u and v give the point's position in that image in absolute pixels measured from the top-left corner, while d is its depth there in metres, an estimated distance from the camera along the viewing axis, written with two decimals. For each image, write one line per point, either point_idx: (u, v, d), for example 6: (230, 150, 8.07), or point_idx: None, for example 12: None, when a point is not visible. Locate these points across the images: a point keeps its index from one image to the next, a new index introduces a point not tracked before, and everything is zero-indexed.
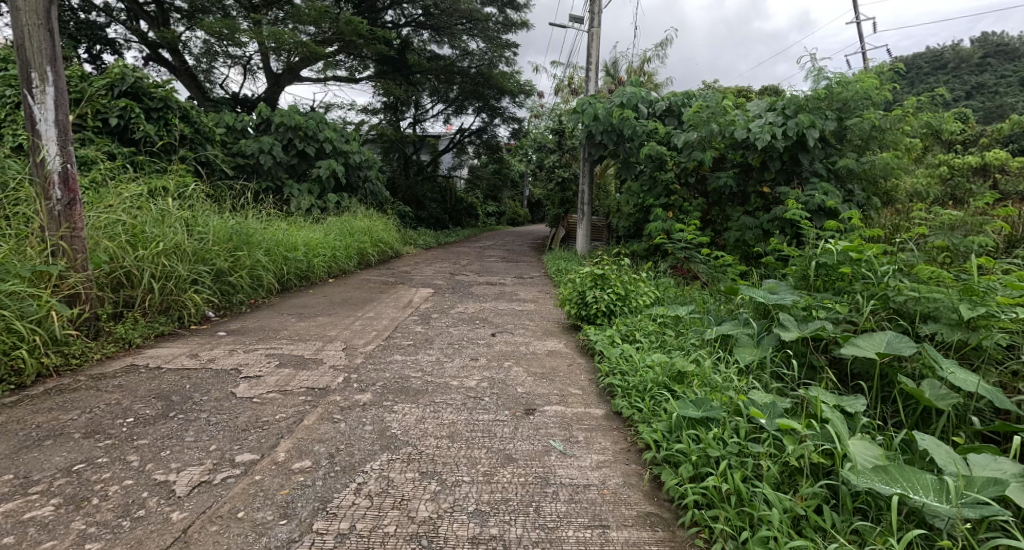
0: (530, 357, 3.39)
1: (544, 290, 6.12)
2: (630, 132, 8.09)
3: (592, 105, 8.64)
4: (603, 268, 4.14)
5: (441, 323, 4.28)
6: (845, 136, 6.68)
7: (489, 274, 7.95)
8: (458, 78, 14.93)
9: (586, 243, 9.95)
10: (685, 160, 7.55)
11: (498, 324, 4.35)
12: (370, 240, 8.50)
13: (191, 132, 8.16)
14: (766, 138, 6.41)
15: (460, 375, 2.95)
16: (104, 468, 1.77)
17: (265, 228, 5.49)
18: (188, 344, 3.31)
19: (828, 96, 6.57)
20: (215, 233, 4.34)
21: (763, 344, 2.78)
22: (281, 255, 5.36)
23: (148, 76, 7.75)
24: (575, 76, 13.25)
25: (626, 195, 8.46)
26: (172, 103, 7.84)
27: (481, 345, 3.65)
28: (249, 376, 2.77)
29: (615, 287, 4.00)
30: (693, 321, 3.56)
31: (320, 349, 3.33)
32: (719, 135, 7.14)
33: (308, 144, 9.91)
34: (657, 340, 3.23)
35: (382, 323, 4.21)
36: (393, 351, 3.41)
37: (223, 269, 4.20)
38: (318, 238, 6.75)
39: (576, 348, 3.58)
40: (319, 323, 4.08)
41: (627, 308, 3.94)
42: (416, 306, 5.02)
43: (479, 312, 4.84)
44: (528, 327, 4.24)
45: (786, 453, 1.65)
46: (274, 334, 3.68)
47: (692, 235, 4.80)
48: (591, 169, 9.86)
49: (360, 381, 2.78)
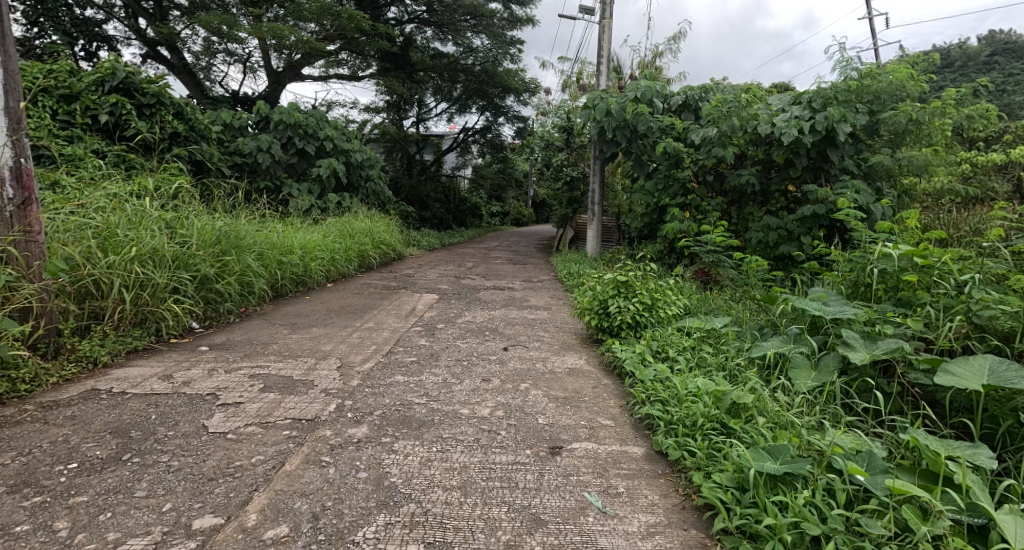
0: (548, 377, 3.00)
1: (556, 296, 5.74)
2: (645, 128, 7.69)
3: (604, 100, 8.17)
4: (626, 274, 3.76)
5: (447, 336, 3.90)
6: (876, 131, 6.28)
7: (497, 278, 7.58)
8: (462, 76, 14.57)
9: (596, 245, 9.56)
10: (704, 158, 7.16)
11: (510, 336, 3.97)
12: (371, 241, 8.13)
13: (186, 129, 7.81)
14: (794, 133, 6.00)
15: (470, 401, 2.56)
16: (22, 541, 1.42)
17: (259, 231, 5.12)
18: (163, 362, 2.93)
19: (857, 88, 6.18)
20: (202, 235, 3.99)
21: (823, 367, 2.41)
22: (274, 260, 4.99)
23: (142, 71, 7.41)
24: (582, 71, 12.87)
25: (639, 195, 8.06)
26: (166, 99, 7.49)
27: (492, 361, 3.27)
28: (227, 403, 2.38)
29: (642, 296, 3.62)
30: (732, 335, 3.18)
31: (312, 368, 2.95)
32: (740, 130, 6.76)
33: (308, 143, 9.55)
34: (695, 360, 2.85)
35: (383, 335, 3.83)
36: (393, 369, 3.03)
37: (208, 276, 3.83)
38: (316, 241, 6.38)
39: (599, 365, 3.19)
40: (315, 336, 3.71)
41: (654, 320, 3.57)
42: (419, 315, 4.64)
43: (487, 322, 4.45)
44: (543, 340, 3.85)
45: (917, 536, 1.34)
46: (262, 349, 3.30)
47: (721, 238, 4.41)
48: (602, 167, 9.48)
49: (355, 409, 2.40)
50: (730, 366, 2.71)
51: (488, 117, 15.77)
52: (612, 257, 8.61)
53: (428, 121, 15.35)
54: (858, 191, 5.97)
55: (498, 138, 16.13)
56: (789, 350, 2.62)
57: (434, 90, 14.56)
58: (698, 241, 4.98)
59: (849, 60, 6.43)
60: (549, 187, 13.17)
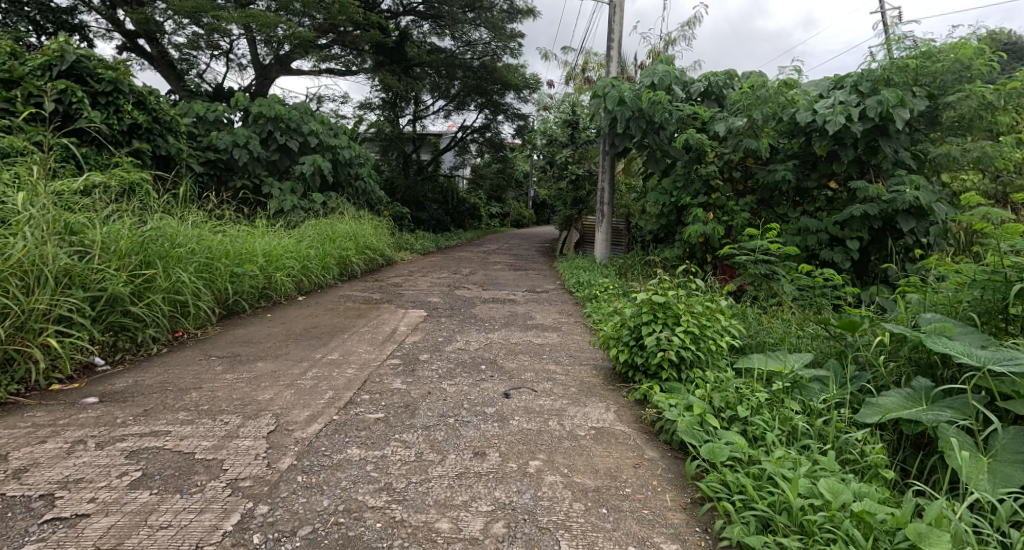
0: (567, 447, 2.12)
1: (566, 315, 4.83)
2: (664, 118, 6.83)
3: (617, 87, 7.26)
4: (665, 294, 2.88)
5: (429, 373, 3.01)
6: (935, 118, 5.43)
7: (497, 287, 6.68)
8: (460, 72, 13.64)
9: (605, 249, 8.69)
10: (730, 151, 6.30)
11: (512, 373, 3.07)
12: (354, 246, 7.21)
13: (149, 121, 6.90)
14: (840, 120, 5.18)
15: (453, 502, 1.68)
16: None
17: (207, 236, 4.25)
18: (14, 425, 2.06)
19: (913, 67, 5.33)
20: (114, 244, 3.12)
21: (1004, 453, 1.64)
22: (224, 271, 4.10)
23: (99, 56, 6.51)
24: (587, 62, 11.96)
25: (655, 194, 7.19)
26: (125, 87, 6.54)
27: (488, 418, 2.39)
28: (66, 516, 1.51)
29: (686, 325, 2.76)
30: (816, 387, 2.33)
31: (229, 437, 2.04)
32: (775, 119, 5.88)
33: (290, 138, 8.65)
34: (782, 431, 2.01)
35: (346, 374, 2.93)
36: (348, 435, 2.15)
37: (120, 295, 2.96)
38: (286, 247, 5.50)
39: (637, 426, 2.32)
40: (257, 375, 2.83)
41: (703, 359, 2.72)
42: (399, 341, 3.74)
43: (483, 351, 3.54)
44: (558, 380, 2.95)
45: None
46: (175, 399, 2.41)
47: (773, 247, 3.56)
48: (612, 163, 8.60)
49: (271, 524, 1.54)
50: (839, 442, 1.88)
51: (487, 115, 14.80)
52: (623, 264, 7.74)
53: (425, 119, 14.41)
54: (919, 189, 5.12)
55: (497, 137, 15.23)
56: (922, 414, 1.83)
57: (431, 86, 13.61)
58: (740, 247, 4.09)
59: (900, 38, 5.59)
60: (552, 187, 12.25)
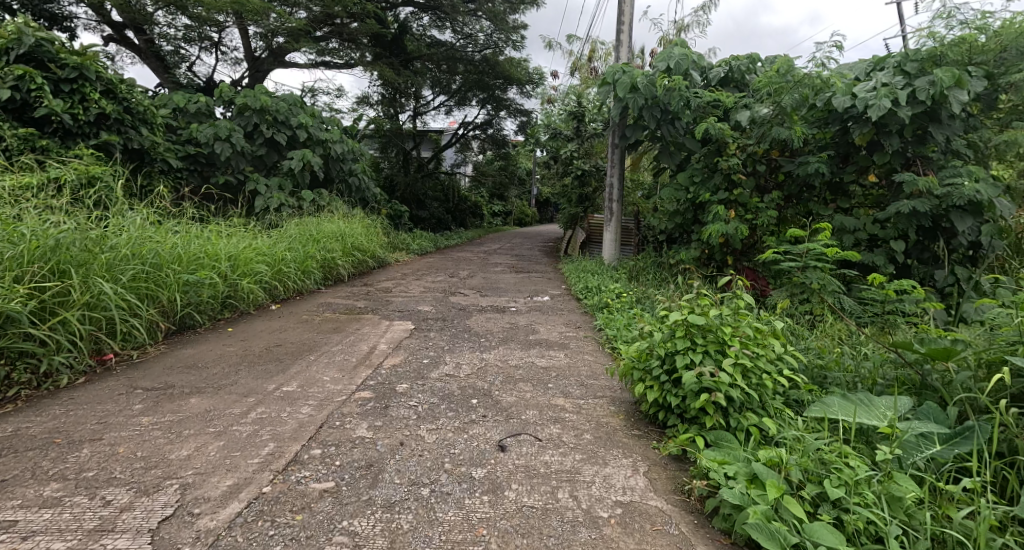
0: (583, 542, 1.52)
1: (575, 329, 4.19)
2: (682, 107, 6.17)
3: (628, 72, 6.59)
4: (705, 314, 2.25)
5: (404, 413, 2.38)
6: (993, 102, 4.76)
7: (497, 293, 6.05)
8: (461, 66, 12.99)
9: (613, 249, 8.07)
10: (756, 142, 5.65)
11: (509, 411, 2.44)
12: (340, 247, 6.57)
13: (119, 110, 6.18)
14: (886, 105, 4.53)
15: None
16: None
17: (154, 239, 3.67)
18: None
19: (971, 43, 4.65)
20: (10, 249, 2.62)
21: None
22: (170, 280, 3.49)
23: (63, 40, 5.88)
24: (594, 51, 11.29)
25: (670, 190, 6.54)
26: (91, 73, 5.87)
27: (473, 488, 1.77)
28: None
29: (734, 353, 2.14)
30: (920, 442, 1.73)
31: (97, 533, 1.46)
32: (809, 104, 5.21)
33: (278, 132, 7.98)
34: (900, 528, 1.40)
35: (299, 415, 2.30)
36: (277, 523, 1.55)
37: (13, 314, 2.40)
38: (259, 250, 4.89)
39: (680, 503, 1.71)
40: (183, 419, 2.20)
41: (758, 399, 2.11)
42: (376, 364, 3.11)
43: (474, 380, 2.91)
44: (567, 424, 2.33)
45: None
46: (54, 458, 1.81)
47: (828, 252, 2.92)
48: (621, 157, 7.97)
49: None
50: None
51: (489, 111, 14.09)
52: (635, 266, 7.10)
53: (425, 115, 13.76)
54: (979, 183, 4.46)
55: (499, 132, 14.55)
56: None
57: (432, 82, 12.83)
58: (783, 252, 3.44)
59: (951, 12, 4.92)
60: (556, 184, 11.59)
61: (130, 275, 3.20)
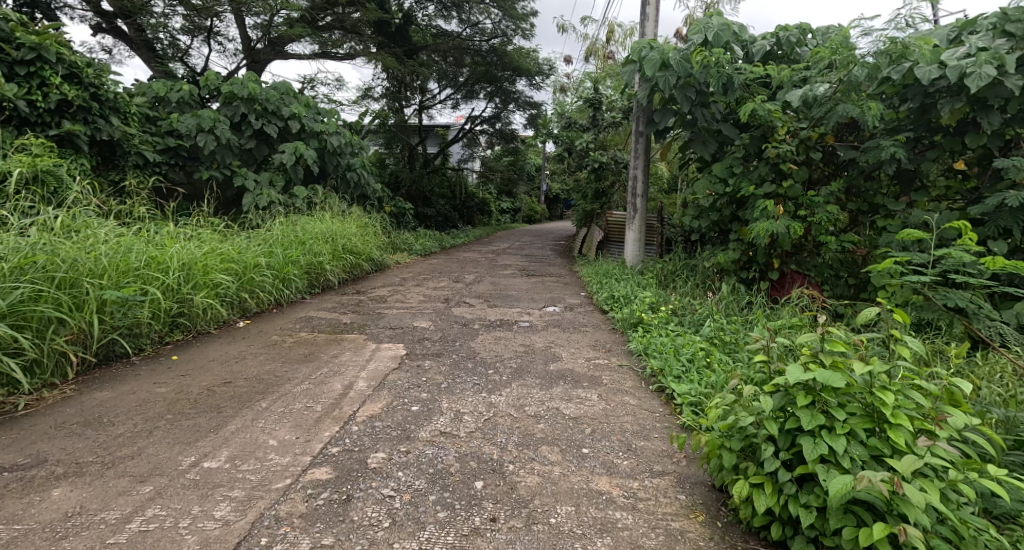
0: None
1: (606, 355, 3.35)
2: (721, 86, 5.28)
3: (657, 46, 5.68)
4: (853, 375, 1.39)
5: (369, 518, 1.59)
6: None
7: (509, 303, 5.23)
8: (468, 58, 12.11)
9: (637, 250, 7.22)
10: (813, 124, 4.77)
11: (532, 510, 1.66)
12: (329, 250, 5.75)
13: (85, 98, 5.12)
14: (990, 73, 3.58)
15: None
16: None
17: (72, 245, 2.94)
18: None
19: None
20: None
21: None
22: (82, 299, 2.74)
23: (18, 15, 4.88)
24: (611, 36, 10.36)
25: (704, 182, 5.57)
26: (50, 55, 4.82)
27: None
28: None
29: (906, 441, 1.30)
30: None
31: None
32: (879, 79, 4.23)
33: (268, 122, 7.12)
34: None
35: (211, 525, 1.52)
36: None
37: None
38: (224, 256, 4.09)
39: None
40: (16, 537, 1.43)
41: (945, 521, 1.29)
42: (348, 415, 2.31)
43: (479, 442, 2.09)
44: (622, 537, 1.55)
45: None
46: None
47: (988, 262, 2.10)
48: (645, 146, 7.11)
49: None
50: None
51: (497, 105, 13.23)
52: (665, 270, 6.26)
53: (430, 109, 12.93)
54: None
55: (507, 126, 13.67)
56: None
57: (438, 75, 12.04)
58: (911, 267, 2.55)
59: None
60: (568, 180, 10.74)
61: (14, 298, 2.43)
